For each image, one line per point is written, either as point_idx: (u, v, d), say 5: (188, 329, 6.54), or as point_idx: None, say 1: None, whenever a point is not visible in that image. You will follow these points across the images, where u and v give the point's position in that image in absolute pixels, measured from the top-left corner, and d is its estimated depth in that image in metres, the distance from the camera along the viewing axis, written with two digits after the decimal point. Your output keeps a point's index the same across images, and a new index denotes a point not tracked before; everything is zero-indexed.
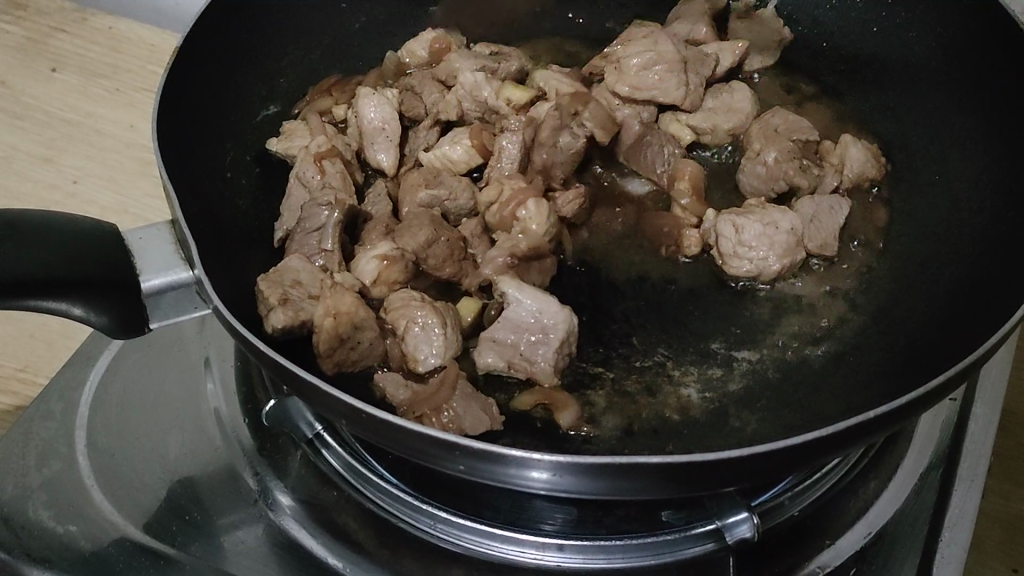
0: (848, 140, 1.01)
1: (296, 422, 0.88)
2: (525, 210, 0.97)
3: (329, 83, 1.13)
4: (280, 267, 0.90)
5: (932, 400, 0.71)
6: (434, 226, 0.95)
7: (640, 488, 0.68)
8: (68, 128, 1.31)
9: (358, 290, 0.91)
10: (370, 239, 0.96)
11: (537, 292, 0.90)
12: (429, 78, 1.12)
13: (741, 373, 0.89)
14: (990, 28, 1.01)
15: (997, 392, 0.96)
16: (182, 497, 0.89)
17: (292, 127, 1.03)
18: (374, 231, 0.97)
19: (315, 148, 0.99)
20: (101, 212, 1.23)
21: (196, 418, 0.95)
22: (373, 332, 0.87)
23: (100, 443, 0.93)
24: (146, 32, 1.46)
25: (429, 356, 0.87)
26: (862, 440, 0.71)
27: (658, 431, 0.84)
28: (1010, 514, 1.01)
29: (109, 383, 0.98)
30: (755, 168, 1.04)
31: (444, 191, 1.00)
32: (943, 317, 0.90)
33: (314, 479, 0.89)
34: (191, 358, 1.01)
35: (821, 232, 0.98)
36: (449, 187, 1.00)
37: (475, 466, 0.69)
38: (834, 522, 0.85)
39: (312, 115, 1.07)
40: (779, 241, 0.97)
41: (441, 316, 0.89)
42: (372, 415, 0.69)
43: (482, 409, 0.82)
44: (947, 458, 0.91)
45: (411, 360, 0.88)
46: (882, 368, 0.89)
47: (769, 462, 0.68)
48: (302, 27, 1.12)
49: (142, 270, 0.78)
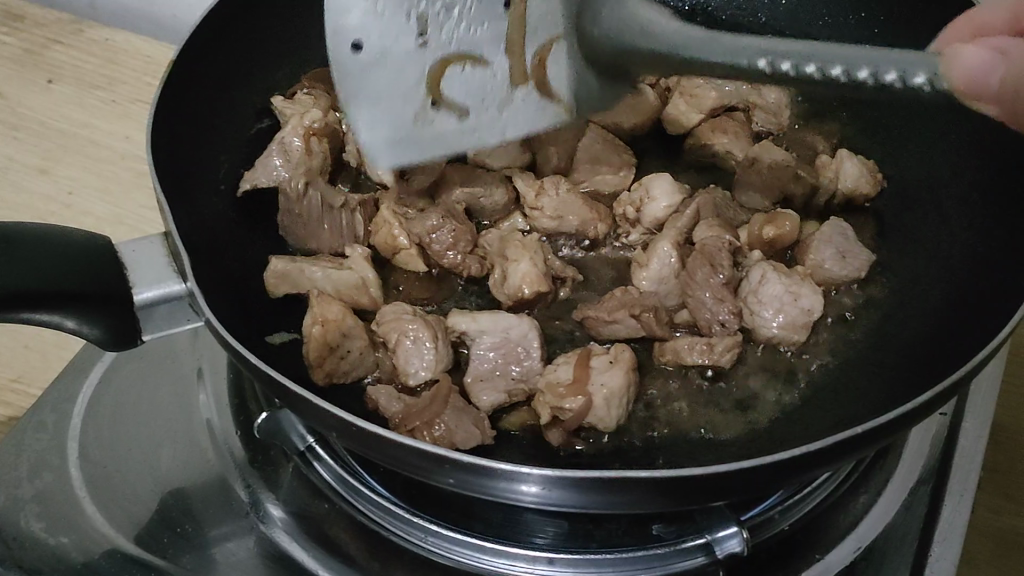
0: (845, 155, 0.99)
1: (288, 434, 0.89)
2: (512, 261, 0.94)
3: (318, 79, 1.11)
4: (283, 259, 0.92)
5: (920, 416, 0.71)
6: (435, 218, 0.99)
7: (629, 501, 0.68)
8: (64, 139, 1.32)
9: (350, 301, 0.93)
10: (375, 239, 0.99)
11: (496, 315, 0.91)
12: None
13: (731, 387, 0.89)
14: None
15: (987, 408, 0.96)
16: (174, 509, 0.89)
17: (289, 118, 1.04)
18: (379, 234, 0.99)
19: (309, 122, 1.01)
20: (97, 222, 1.23)
21: (187, 431, 0.96)
22: (361, 342, 0.87)
23: (92, 455, 0.93)
24: (142, 44, 1.47)
25: (418, 369, 0.87)
26: (848, 457, 0.70)
27: (647, 447, 0.84)
28: (1001, 528, 1.01)
29: (103, 394, 0.98)
30: (751, 177, 1.04)
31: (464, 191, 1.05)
32: (936, 330, 0.89)
33: (306, 490, 0.89)
34: (184, 370, 1.02)
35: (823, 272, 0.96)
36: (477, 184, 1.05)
37: (466, 479, 0.68)
38: (823, 537, 0.84)
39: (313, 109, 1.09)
40: (789, 312, 0.91)
41: (434, 330, 0.89)
42: (363, 428, 0.68)
43: (474, 424, 0.82)
44: (937, 472, 0.91)
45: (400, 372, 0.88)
46: (874, 383, 0.88)
47: (755, 481, 0.68)
48: (297, 41, 1.12)
49: (134, 282, 0.78)
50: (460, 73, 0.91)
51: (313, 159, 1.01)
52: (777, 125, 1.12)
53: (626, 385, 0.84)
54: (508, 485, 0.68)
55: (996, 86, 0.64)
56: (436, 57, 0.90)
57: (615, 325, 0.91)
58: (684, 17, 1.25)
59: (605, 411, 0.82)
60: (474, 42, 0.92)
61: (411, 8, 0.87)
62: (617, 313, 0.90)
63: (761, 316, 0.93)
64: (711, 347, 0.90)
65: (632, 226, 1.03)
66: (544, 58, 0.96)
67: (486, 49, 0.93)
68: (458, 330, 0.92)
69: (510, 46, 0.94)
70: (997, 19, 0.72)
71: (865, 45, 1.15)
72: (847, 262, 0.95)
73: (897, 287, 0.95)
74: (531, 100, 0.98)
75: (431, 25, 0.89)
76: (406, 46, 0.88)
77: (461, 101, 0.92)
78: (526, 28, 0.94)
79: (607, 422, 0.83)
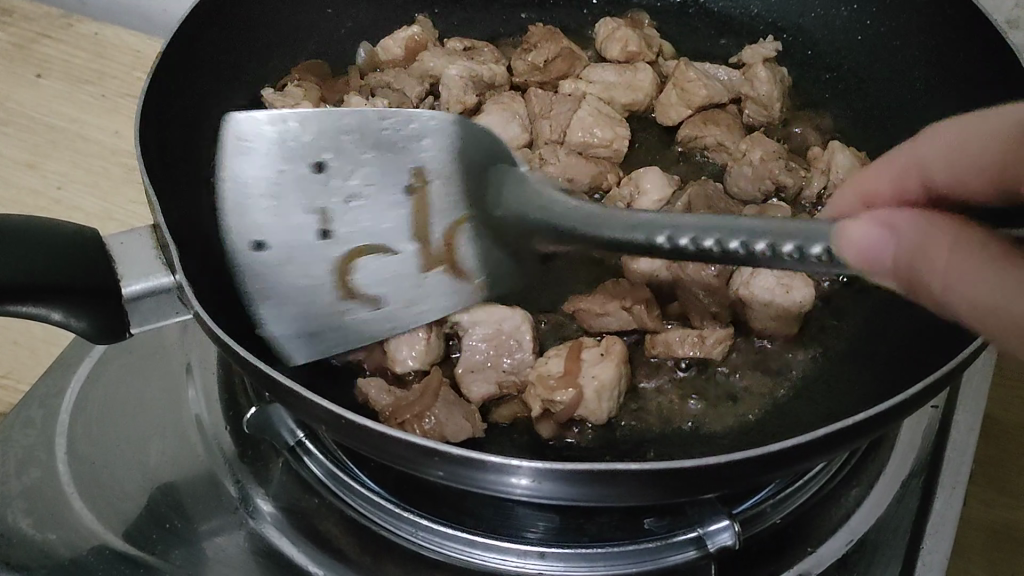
0: (837, 148, 1.01)
1: (278, 430, 0.88)
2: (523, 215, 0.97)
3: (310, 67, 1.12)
4: None
5: (911, 408, 0.71)
6: None
7: (621, 494, 0.67)
8: (53, 134, 1.31)
9: None
10: None
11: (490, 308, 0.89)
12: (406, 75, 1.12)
13: (723, 380, 0.89)
14: (977, 35, 1.00)
15: (976, 399, 0.96)
16: (163, 505, 0.89)
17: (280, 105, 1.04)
18: None
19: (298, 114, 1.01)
20: (86, 217, 1.22)
21: (177, 427, 0.95)
22: None
23: (81, 451, 0.92)
24: (131, 38, 1.47)
25: (407, 358, 0.87)
26: (839, 449, 0.70)
27: (640, 439, 0.83)
28: (992, 521, 1.01)
29: (92, 390, 0.98)
30: (742, 169, 1.03)
31: None
32: (929, 321, 0.89)
33: (296, 486, 0.88)
34: (173, 365, 1.01)
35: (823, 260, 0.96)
36: None
37: (456, 472, 0.68)
38: (815, 530, 0.84)
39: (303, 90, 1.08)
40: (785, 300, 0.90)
41: (430, 320, 0.89)
42: (353, 421, 0.68)
43: (465, 416, 0.81)
44: (929, 465, 0.91)
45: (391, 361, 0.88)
46: (867, 376, 0.88)
47: (746, 473, 0.68)
48: (287, 33, 1.12)
49: (123, 275, 0.78)
50: (372, 262, 0.87)
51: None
52: (769, 116, 1.11)
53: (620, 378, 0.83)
54: (497, 478, 0.67)
55: (890, 260, 0.59)
56: (335, 258, 0.86)
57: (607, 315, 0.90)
58: (676, 9, 1.24)
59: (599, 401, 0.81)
60: (379, 232, 0.88)
61: (313, 199, 0.87)
62: (607, 306, 0.90)
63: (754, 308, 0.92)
64: (702, 339, 0.88)
65: None
66: (452, 241, 0.90)
67: (358, 185, 0.89)
68: (451, 320, 0.91)
69: (417, 235, 0.89)
70: (884, 184, 0.76)
71: (857, 36, 1.14)
72: None
73: None
74: (443, 280, 0.90)
75: (336, 220, 0.87)
76: (303, 237, 0.86)
77: (376, 289, 0.87)
78: (424, 209, 0.90)
79: (598, 415, 0.82)
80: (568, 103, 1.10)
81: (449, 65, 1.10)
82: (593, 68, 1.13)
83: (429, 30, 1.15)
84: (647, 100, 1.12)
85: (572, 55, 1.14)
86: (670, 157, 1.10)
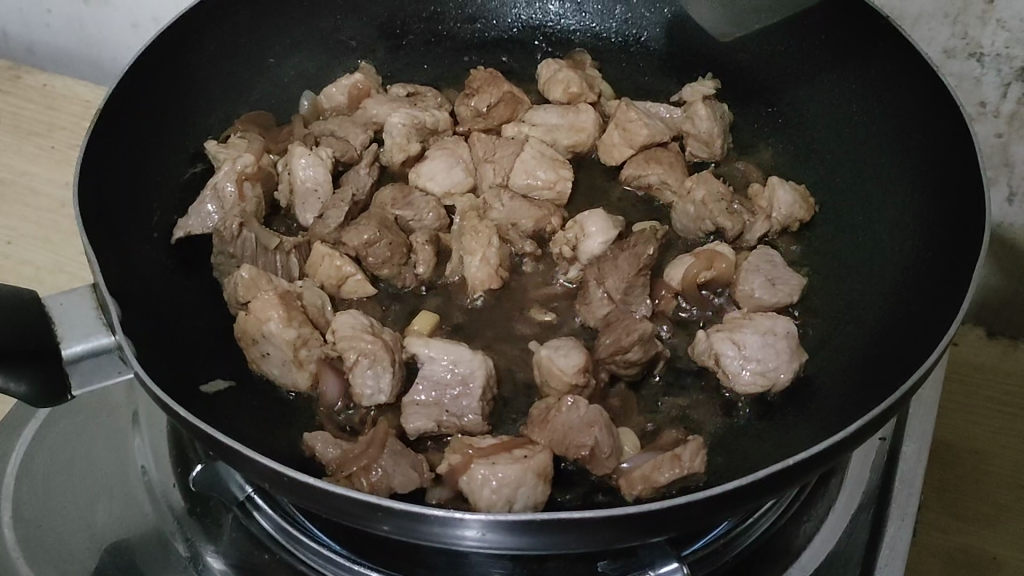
0: (777, 182, 1.00)
1: (227, 485, 0.86)
2: (470, 257, 0.97)
3: (254, 114, 1.12)
4: (236, 276, 0.91)
5: (853, 444, 0.71)
6: (381, 228, 0.98)
7: (567, 542, 0.67)
8: (2, 188, 1.30)
9: (311, 315, 0.93)
10: (321, 273, 0.97)
11: (451, 343, 0.89)
12: (349, 122, 1.12)
13: (672, 418, 0.88)
14: (914, 67, 1.01)
15: (925, 428, 0.95)
16: (113, 567, 0.87)
17: (221, 153, 1.03)
18: (322, 269, 0.97)
19: (241, 166, 1.00)
20: (34, 272, 1.21)
21: (125, 485, 0.94)
22: (309, 375, 0.89)
23: (26, 516, 0.91)
24: (80, 88, 1.46)
25: (374, 393, 0.88)
26: (785, 487, 0.70)
27: (592, 482, 0.83)
28: (950, 548, 1.06)
29: (38, 452, 0.96)
30: (685, 208, 1.03)
31: (411, 211, 1.04)
32: (871, 352, 0.89)
33: (245, 542, 0.87)
34: (121, 422, 0.99)
35: (773, 301, 0.95)
36: (415, 208, 1.04)
37: (401, 526, 0.67)
38: (767, 568, 0.84)
39: (243, 139, 1.07)
40: (750, 343, 0.89)
41: (390, 353, 0.89)
42: (294, 479, 0.68)
43: (412, 467, 0.80)
44: (880, 496, 0.90)
45: (354, 394, 0.88)
46: (816, 411, 0.87)
47: (691, 515, 0.68)
48: (228, 84, 1.11)
49: (62, 337, 0.77)
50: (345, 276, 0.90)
51: (247, 203, 1.00)
52: (711, 152, 1.12)
53: (605, 421, 0.82)
54: (444, 530, 0.67)
55: None
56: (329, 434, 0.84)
57: (562, 353, 0.88)
58: (618, 47, 1.24)
59: (607, 450, 0.81)
60: None
61: None
62: (553, 348, 0.88)
63: (727, 356, 0.89)
64: (633, 363, 0.88)
65: (570, 263, 1.00)
66: None
67: (110, 369, 0.80)
68: (412, 352, 0.90)
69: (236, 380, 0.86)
70: None
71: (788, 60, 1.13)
72: (777, 289, 0.95)
73: (833, 313, 0.95)
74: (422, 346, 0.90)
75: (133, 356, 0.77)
76: None
77: None
78: None
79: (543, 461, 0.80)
80: (513, 145, 1.11)
81: (392, 113, 1.10)
82: (535, 111, 1.14)
83: (371, 77, 1.16)
84: (592, 141, 1.12)
85: (514, 100, 1.14)
86: (611, 197, 1.10)
